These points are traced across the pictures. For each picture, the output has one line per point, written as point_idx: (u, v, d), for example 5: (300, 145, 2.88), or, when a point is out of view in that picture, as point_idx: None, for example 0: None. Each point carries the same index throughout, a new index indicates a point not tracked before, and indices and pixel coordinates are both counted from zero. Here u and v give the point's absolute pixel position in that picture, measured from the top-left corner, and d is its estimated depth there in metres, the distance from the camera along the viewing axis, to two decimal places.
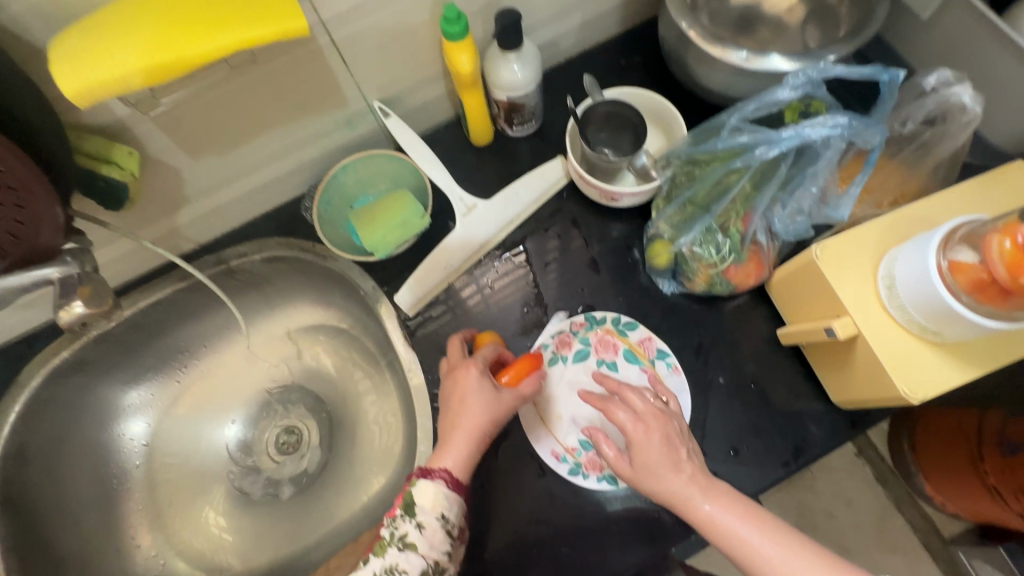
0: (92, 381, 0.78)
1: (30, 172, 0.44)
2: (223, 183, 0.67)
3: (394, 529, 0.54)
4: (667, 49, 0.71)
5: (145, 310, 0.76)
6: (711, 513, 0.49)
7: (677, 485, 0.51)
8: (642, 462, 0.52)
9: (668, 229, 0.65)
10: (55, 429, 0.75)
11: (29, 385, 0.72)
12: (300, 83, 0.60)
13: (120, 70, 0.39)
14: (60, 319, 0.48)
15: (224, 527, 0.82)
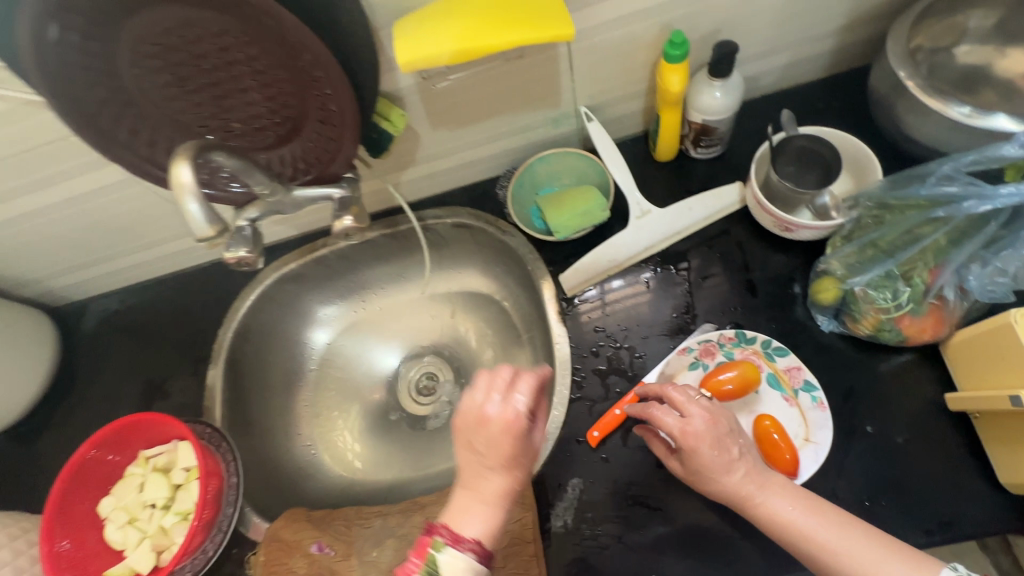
0: (303, 292, 0.97)
1: (351, 117, 0.58)
2: (443, 154, 0.82)
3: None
4: (874, 97, 0.72)
5: (354, 246, 0.94)
6: (771, 510, 0.54)
7: (734, 485, 0.55)
8: (695, 465, 0.57)
9: (841, 266, 0.66)
10: (269, 323, 0.95)
11: (263, 282, 0.93)
12: (533, 80, 0.71)
13: (438, 49, 0.52)
14: (333, 228, 0.64)
15: (357, 453, 0.95)
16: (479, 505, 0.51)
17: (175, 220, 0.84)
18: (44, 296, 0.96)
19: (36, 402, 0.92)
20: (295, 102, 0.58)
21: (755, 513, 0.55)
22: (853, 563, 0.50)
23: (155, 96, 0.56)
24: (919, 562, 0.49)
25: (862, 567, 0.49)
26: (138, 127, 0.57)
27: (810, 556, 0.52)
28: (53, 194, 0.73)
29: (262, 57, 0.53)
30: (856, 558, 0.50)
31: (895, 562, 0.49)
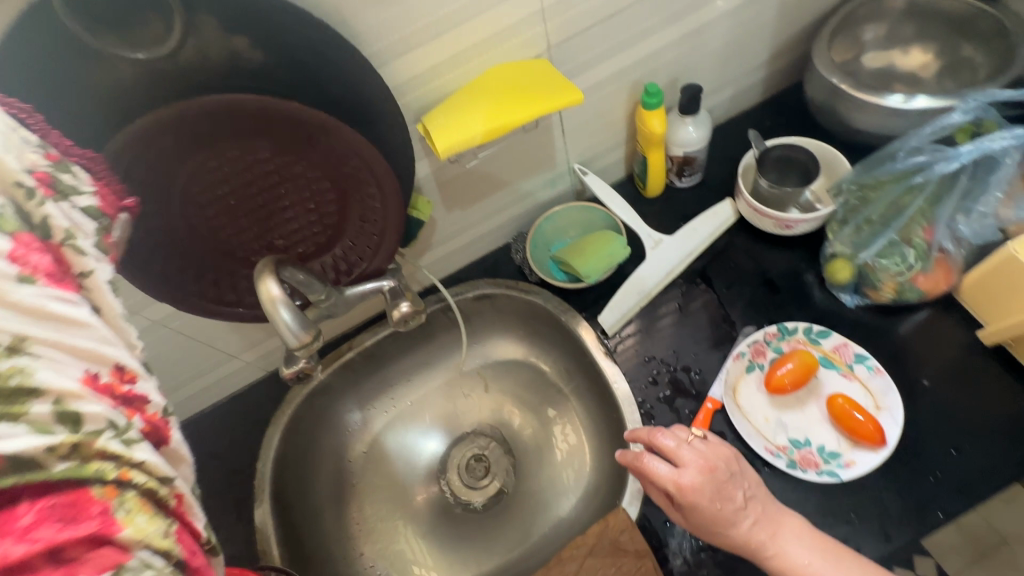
0: (333, 402, 0.93)
1: (397, 218, 0.61)
2: (457, 233, 0.86)
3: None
4: (815, 105, 0.85)
5: (381, 341, 0.93)
6: (785, 557, 0.56)
7: (743, 535, 0.56)
8: (699, 518, 0.57)
9: (847, 246, 0.73)
10: (305, 442, 0.90)
11: (293, 401, 0.88)
12: (531, 148, 0.79)
13: (472, 131, 0.57)
14: (393, 317, 0.65)
15: (426, 556, 0.89)
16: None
17: (197, 356, 0.81)
18: None
19: None
20: (336, 208, 0.60)
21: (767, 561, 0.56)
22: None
23: (203, 231, 0.57)
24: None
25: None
26: (187, 266, 0.58)
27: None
28: None
29: (308, 171, 0.56)
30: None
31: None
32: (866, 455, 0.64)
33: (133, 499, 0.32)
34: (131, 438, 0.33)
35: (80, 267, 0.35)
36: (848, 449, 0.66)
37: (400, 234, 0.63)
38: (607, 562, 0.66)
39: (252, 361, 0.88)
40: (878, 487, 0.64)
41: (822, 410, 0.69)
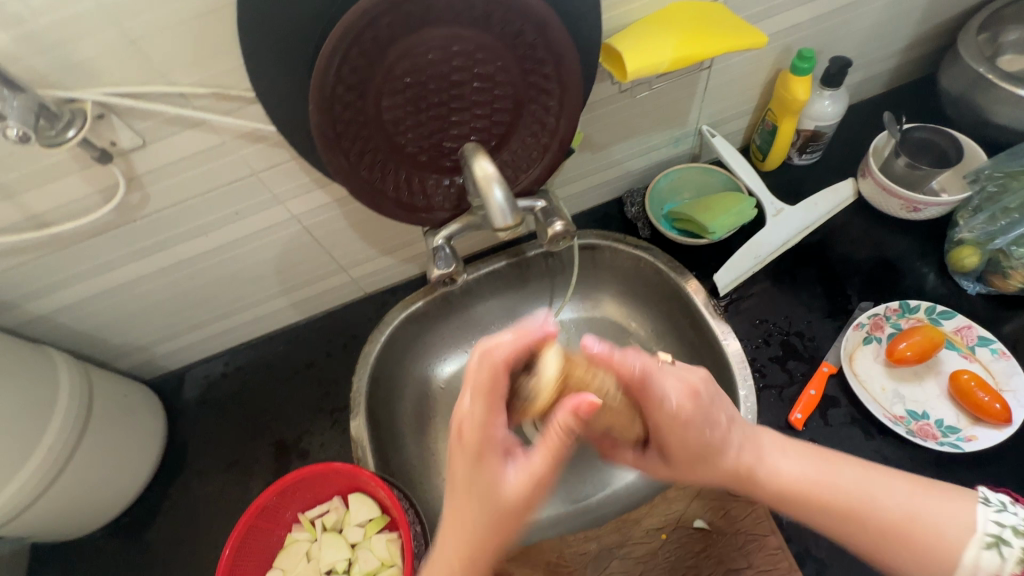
0: (424, 332, 0.91)
1: (566, 134, 0.62)
2: (578, 179, 0.86)
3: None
4: (949, 96, 0.85)
5: (479, 277, 0.90)
6: (782, 481, 0.52)
7: (733, 462, 0.53)
8: (702, 469, 0.55)
9: (978, 232, 0.74)
10: (393, 365, 0.88)
11: (391, 322, 0.86)
12: (672, 100, 0.79)
13: (661, 56, 0.58)
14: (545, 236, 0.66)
15: None
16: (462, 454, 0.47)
17: (312, 262, 0.81)
18: (142, 366, 0.88)
19: (145, 484, 0.82)
20: (507, 117, 0.61)
21: (760, 489, 0.53)
22: (891, 507, 0.48)
23: (388, 117, 0.57)
24: (957, 500, 0.47)
25: (907, 511, 0.47)
26: (365, 150, 0.58)
27: (827, 510, 0.49)
28: (212, 237, 0.70)
29: (499, 74, 0.57)
30: (833, 487, 0.50)
31: (926, 503, 0.48)
32: (989, 432, 0.65)
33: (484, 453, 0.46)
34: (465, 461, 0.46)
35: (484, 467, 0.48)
36: (967, 425, 0.67)
37: (561, 153, 0.64)
38: (716, 505, 0.67)
39: (356, 278, 0.89)
40: (996, 463, 0.66)
41: (941, 386, 0.70)
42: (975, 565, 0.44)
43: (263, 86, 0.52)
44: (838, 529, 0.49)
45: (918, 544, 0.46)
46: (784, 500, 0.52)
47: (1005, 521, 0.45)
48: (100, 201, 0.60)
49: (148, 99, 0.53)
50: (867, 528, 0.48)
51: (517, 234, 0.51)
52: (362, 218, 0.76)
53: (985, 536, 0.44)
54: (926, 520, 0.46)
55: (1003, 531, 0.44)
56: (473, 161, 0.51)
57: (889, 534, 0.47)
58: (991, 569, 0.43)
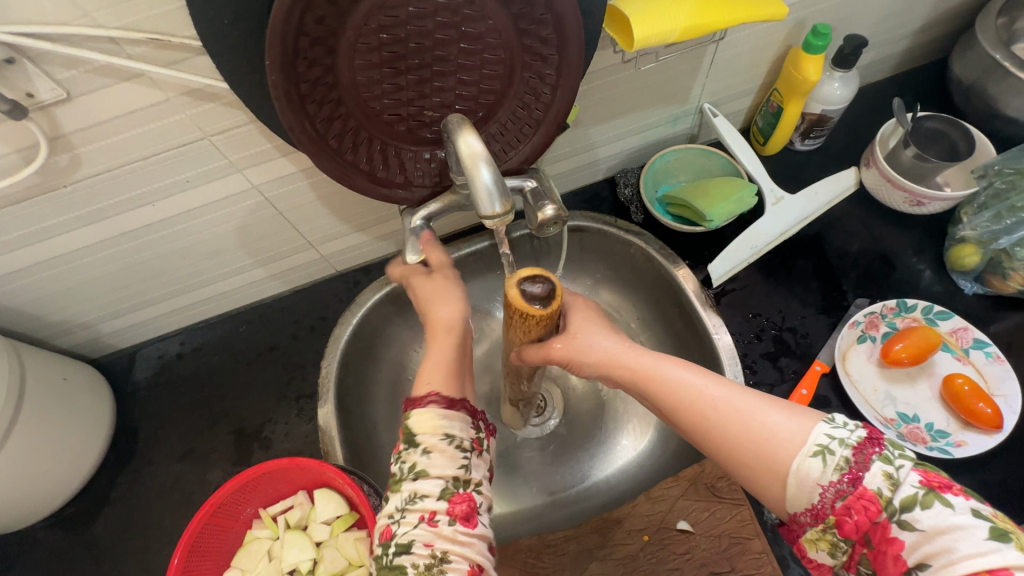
0: (399, 316, 0.85)
1: (563, 109, 0.56)
2: (570, 156, 0.80)
3: (403, 464, 0.45)
4: (961, 84, 0.81)
5: (461, 259, 0.84)
6: (647, 362, 0.51)
7: (612, 342, 0.54)
8: (594, 337, 0.54)
9: (982, 231, 0.72)
10: (367, 351, 0.82)
11: (363, 306, 0.80)
12: (675, 73, 0.72)
13: (671, 25, 0.52)
14: (535, 220, 0.60)
15: None
16: (427, 502, 0.43)
17: (275, 237, 0.73)
18: (86, 345, 0.80)
19: (92, 472, 0.75)
20: (497, 86, 0.54)
21: (626, 370, 0.52)
22: (728, 407, 0.46)
23: (361, 78, 0.50)
24: (804, 413, 0.43)
25: (738, 413, 0.45)
26: (333, 116, 0.51)
27: (686, 413, 0.48)
28: (159, 208, 0.62)
29: (489, 34, 0.50)
30: (689, 390, 0.48)
31: (766, 408, 0.45)
32: (978, 437, 0.64)
33: (408, 524, 0.43)
34: (401, 534, 0.43)
35: (427, 495, 0.44)
36: (957, 430, 0.65)
37: (554, 129, 0.58)
38: (700, 507, 0.64)
39: (326, 256, 0.82)
40: (981, 467, 0.65)
41: (933, 389, 0.68)
42: (800, 473, 0.41)
43: (209, 34, 0.45)
44: (695, 436, 0.48)
45: (748, 447, 0.43)
46: (658, 399, 0.50)
47: (835, 433, 0.41)
48: (20, 162, 0.52)
49: (70, 43, 0.45)
50: (713, 434, 0.46)
51: (506, 220, 0.46)
52: (331, 191, 0.69)
53: (812, 445, 0.41)
54: (762, 424, 0.44)
55: (828, 441, 0.40)
56: (458, 134, 0.45)
57: (726, 440, 0.45)
58: (813, 479, 0.40)
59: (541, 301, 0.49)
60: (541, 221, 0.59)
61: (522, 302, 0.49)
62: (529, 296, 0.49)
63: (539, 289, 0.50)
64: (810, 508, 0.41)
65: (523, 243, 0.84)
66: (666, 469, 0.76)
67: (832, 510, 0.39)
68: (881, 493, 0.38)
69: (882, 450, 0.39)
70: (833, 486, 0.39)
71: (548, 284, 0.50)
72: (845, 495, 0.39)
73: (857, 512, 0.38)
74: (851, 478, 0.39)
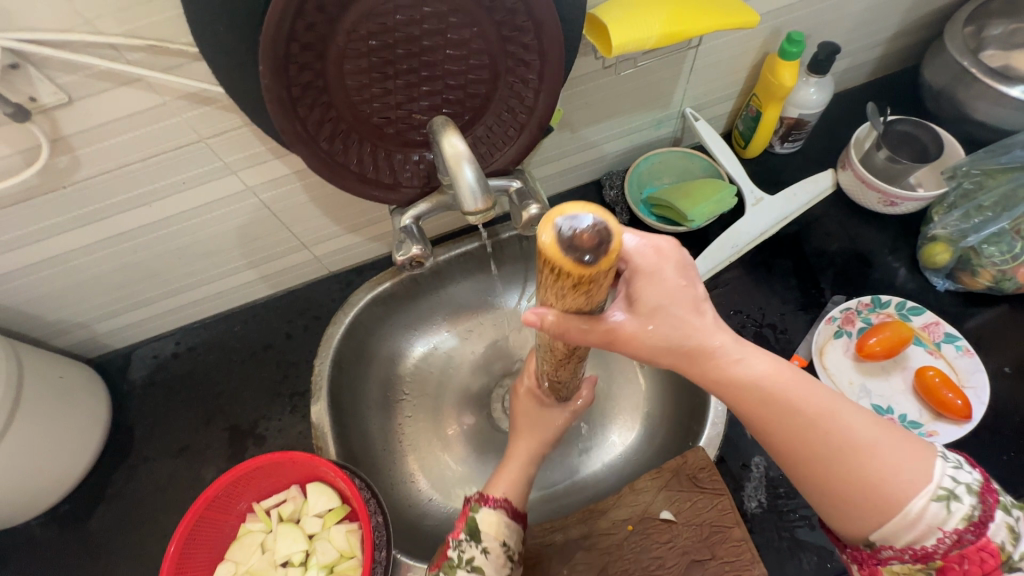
0: (391, 315, 0.87)
1: (546, 112, 0.58)
2: (557, 159, 0.82)
3: (461, 552, 0.53)
4: (932, 90, 0.84)
5: (452, 259, 0.86)
6: (746, 369, 0.43)
7: (703, 334, 0.44)
8: (671, 323, 0.44)
9: (951, 229, 0.74)
10: (360, 349, 0.83)
11: (355, 305, 0.82)
12: (656, 79, 0.75)
13: (648, 31, 0.55)
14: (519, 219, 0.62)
15: (459, 472, 0.84)
16: None
17: (269, 238, 0.75)
18: (82, 345, 0.81)
19: (88, 469, 0.76)
20: (483, 90, 0.56)
21: (715, 378, 0.44)
22: (841, 439, 0.42)
23: (350, 83, 0.52)
24: (915, 448, 0.42)
25: (853, 446, 0.42)
26: (324, 119, 0.53)
27: (788, 423, 0.43)
28: (156, 208, 0.64)
29: (473, 41, 0.52)
30: (804, 404, 0.43)
31: (879, 442, 0.42)
32: (949, 427, 0.66)
33: None
34: None
35: None
36: (929, 420, 0.67)
37: (538, 132, 0.60)
38: (683, 496, 0.66)
39: (320, 256, 0.84)
40: (954, 456, 0.67)
41: (907, 381, 0.71)
42: (917, 516, 0.40)
43: (206, 40, 0.47)
44: (791, 447, 0.44)
45: (857, 486, 0.41)
46: (759, 415, 0.44)
47: (960, 478, 0.40)
48: (21, 164, 0.54)
49: (71, 48, 0.47)
50: (818, 464, 0.42)
51: (489, 216, 0.48)
52: (324, 191, 0.71)
53: (937, 490, 0.40)
54: (878, 462, 0.41)
55: (954, 487, 0.40)
56: (442, 137, 0.47)
57: (834, 475, 0.42)
58: (933, 522, 0.40)
59: (588, 251, 0.33)
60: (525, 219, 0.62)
61: (559, 253, 0.33)
62: (569, 240, 0.33)
63: (588, 230, 0.33)
64: (914, 548, 0.41)
65: (512, 244, 0.87)
66: (653, 462, 0.78)
67: (943, 556, 0.40)
68: (1003, 547, 0.39)
69: (1000, 501, 0.41)
70: (956, 533, 0.39)
71: (600, 224, 0.34)
72: (966, 545, 0.39)
73: (971, 563, 0.39)
74: (977, 529, 0.39)
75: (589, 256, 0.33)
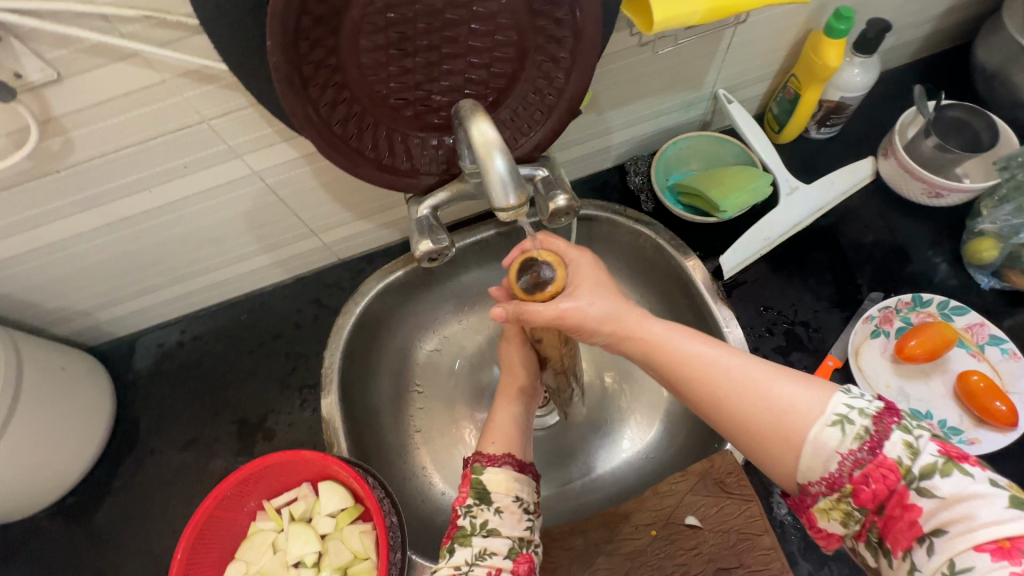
0: (403, 305, 0.83)
1: (577, 94, 0.54)
2: (581, 142, 0.77)
3: (473, 518, 0.49)
4: (985, 72, 0.78)
5: (467, 247, 0.82)
6: (658, 332, 0.48)
7: (617, 309, 0.49)
8: (603, 299, 0.50)
9: (1001, 225, 0.70)
10: (370, 340, 0.80)
11: (367, 295, 0.78)
12: (691, 57, 0.70)
13: (692, 6, 0.50)
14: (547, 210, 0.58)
15: None
16: None
17: (276, 225, 0.71)
18: (85, 332, 0.78)
19: (94, 461, 0.74)
20: (508, 69, 0.52)
21: (630, 342, 0.49)
22: (744, 379, 0.45)
23: (366, 61, 0.47)
24: (817, 382, 0.44)
25: (755, 385, 0.44)
26: (337, 100, 0.49)
27: (702, 386, 0.46)
28: (157, 194, 0.60)
29: (501, 15, 0.48)
30: (705, 360, 0.46)
31: (782, 379, 0.44)
32: (992, 435, 0.63)
33: None
34: None
35: None
36: (971, 427, 0.64)
37: (566, 115, 0.56)
38: (710, 501, 0.64)
39: (329, 244, 0.80)
40: (994, 465, 0.64)
41: (947, 385, 0.67)
42: (817, 443, 0.41)
43: (207, 9, 0.42)
44: (711, 412, 0.46)
45: (764, 419, 0.43)
46: (678, 379, 0.47)
47: (854, 403, 0.41)
48: (10, 146, 0.50)
49: (58, 18, 0.42)
50: (733, 410, 0.45)
51: (520, 214, 0.44)
52: (335, 176, 0.66)
53: (831, 416, 0.41)
54: (780, 396, 0.43)
55: (848, 412, 0.41)
56: (469, 122, 0.42)
57: (743, 413, 0.44)
58: (831, 448, 0.41)
59: (540, 283, 0.52)
60: (553, 211, 0.57)
61: (523, 292, 0.51)
62: (530, 283, 0.52)
63: (540, 275, 0.52)
64: (825, 477, 0.41)
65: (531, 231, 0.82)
66: (674, 462, 0.75)
67: (849, 480, 0.40)
68: (900, 462, 0.39)
69: (900, 421, 0.41)
70: (852, 455, 0.40)
71: (550, 275, 0.52)
72: (865, 464, 0.40)
73: (875, 481, 0.39)
74: (872, 447, 0.40)
75: (542, 290, 0.51)
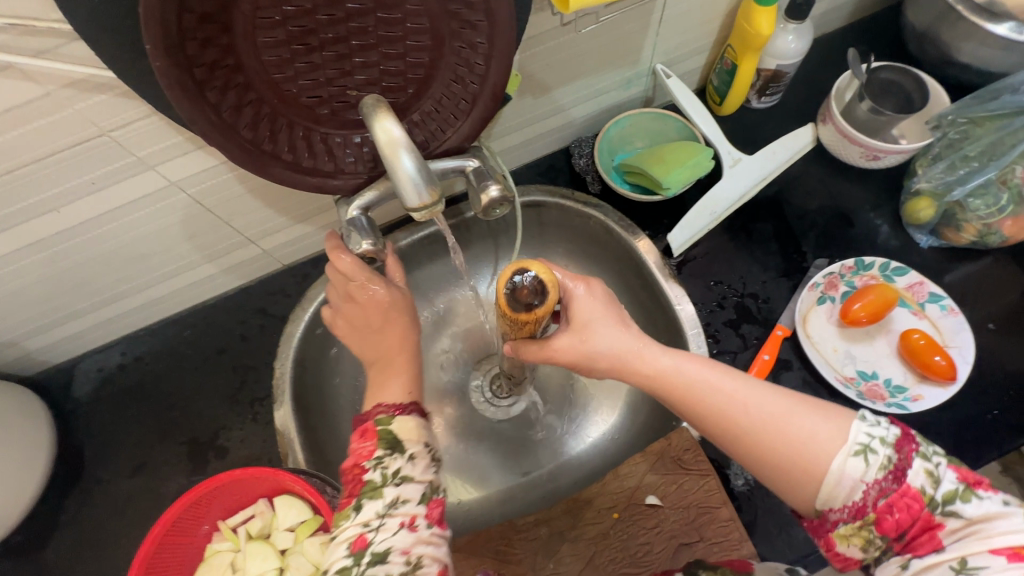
0: None
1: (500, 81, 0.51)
2: (521, 127, 0.75)
3: (384, 468, 0.46)
4: (917, 32, 0.78)
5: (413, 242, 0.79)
6: (669, 364, 0.50)
7: (628, 342, 0.51)
8: (608, 334, 0.51)
9: (935, 184, 0.71)
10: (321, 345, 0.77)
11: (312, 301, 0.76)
12: (623, 33, 0.68)
13: None
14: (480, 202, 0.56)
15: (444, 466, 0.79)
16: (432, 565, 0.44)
17: (207, 236, 0.68)
18: (15, 363, 0.74)
19: (38, 496, 0.71)
20: (425, 58, 0.49)
21: (639, 371, 0.51)
22: (762, 413, 0.46)
23: (268, 58, 0.45)
24: (836, 413, 0.44)
25: (774, 420, 0.45)
26: (242, 103, 0.46)
27: (718, 417, 0.47)
28: (66, 214, 0.56)
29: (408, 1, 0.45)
30: (720, 392, 0.47)
31: (800, 411, 0.45)
32: (934, 390, 0.65)
33: None
34: None
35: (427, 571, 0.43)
36: (914, 383, 0.66)
37: (492, 103, 0.53)
38: (668, 480, 0.65)
39: (268, 250, 0.77)
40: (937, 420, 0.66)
41: (891, 344, 0.69)
42: (842, 473, 0.41)
43: (79, 13, 0.39)
44: (726, 439, 0.47)
45: (782, 450, 0.44)
46: (690, 408, 0.49)
47: (874, 432, 0.42)
48: None
49: None
50: (748, 440, 0.46)
51: (437, 211, 0.43)
52: (262, 181, 0.63)
53: (853, 445, 0.42)
54: (798, 426, 0.44)
55: (870, 440, 0.41)
56: (375, 121, 0.41)
57: (759, 445, 0.45)
58: (855, 477, 0.41)
59: (528, 300, 0.47)
60: (486, 203, 0.56)
61: (508, 307, 0.48)
62: (515, 296, 0.47)
63: (525, 286, 0.47)
64: (849, 505, 0.42)
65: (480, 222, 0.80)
66: (636, 443, 0.76)
67: (874, 508, 0.41)
68: (924, 491, 0.40)
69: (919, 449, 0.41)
70: (876, 484, 0.40)
71: (535, 280, 0.48)
72: (889, 493, 0.40)
73: (899, 510, 0.40)
74: (896, 476, 0.40)
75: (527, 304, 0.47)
